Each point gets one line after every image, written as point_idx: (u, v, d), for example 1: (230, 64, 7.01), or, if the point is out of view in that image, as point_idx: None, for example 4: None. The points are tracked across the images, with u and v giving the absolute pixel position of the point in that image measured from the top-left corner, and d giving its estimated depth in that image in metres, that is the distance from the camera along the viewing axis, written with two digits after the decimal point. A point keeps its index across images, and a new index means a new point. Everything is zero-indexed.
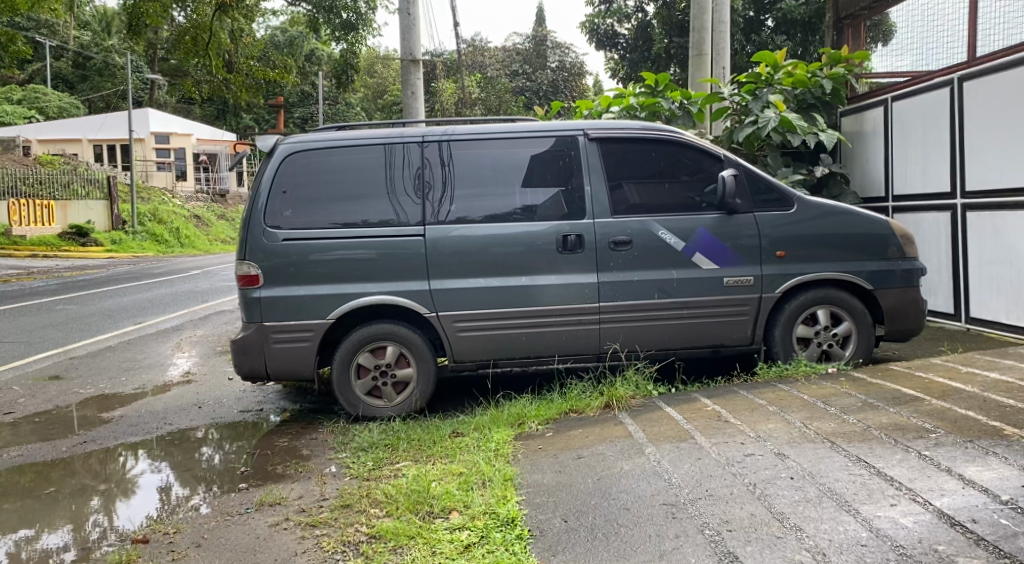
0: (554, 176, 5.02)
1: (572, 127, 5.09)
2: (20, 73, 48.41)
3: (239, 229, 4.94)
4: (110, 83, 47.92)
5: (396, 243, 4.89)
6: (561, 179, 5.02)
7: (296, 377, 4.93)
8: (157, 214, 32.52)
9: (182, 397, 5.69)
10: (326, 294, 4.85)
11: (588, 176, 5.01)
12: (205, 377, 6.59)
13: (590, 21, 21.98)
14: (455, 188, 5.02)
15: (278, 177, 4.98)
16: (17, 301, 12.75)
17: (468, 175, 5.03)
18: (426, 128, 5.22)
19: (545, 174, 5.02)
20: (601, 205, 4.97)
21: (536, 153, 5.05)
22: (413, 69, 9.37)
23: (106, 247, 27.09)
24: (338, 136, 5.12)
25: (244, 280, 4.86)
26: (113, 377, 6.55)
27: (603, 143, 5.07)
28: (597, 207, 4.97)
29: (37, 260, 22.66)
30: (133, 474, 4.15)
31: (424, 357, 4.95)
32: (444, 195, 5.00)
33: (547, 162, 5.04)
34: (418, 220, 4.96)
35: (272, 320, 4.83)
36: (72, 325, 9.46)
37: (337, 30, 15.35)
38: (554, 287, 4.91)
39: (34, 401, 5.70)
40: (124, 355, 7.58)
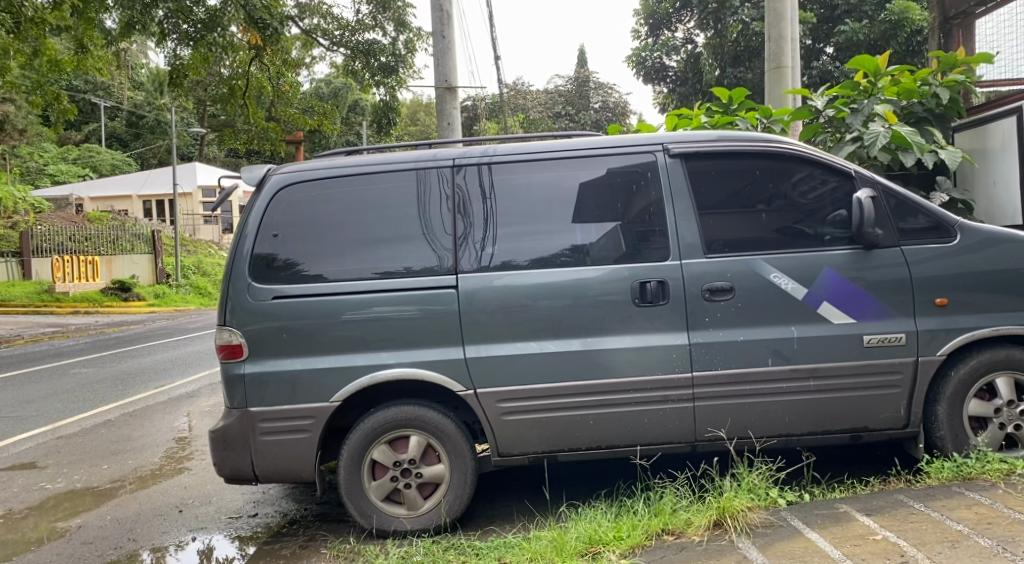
0: (608, 205, 3.83)
1: (632, 140, 3.88)
2: (77, 134, 50.04)
3: (220, 285, 3.88)
4: (162, 139, 49.22)
5: (404, 298, 3.76)
6: (615, 209, 3.82)
7: (290, 479, 3.78)
8: (201, 266, 32.87)
9: (161, 500, 4.61)
10: (330, 369, 3.73)
11: (653, 204, 3.81)
12: (201, 459, 5.55)
13: (636, 55, 20.94)
14: (487, 225, 3.87)
15: (267, 216, 3.91)
16: (39, 364, 12.12)
17: (501, 208, 3.88)
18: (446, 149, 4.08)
19: (590, 205, 3.83)
20: (678, 239, 3.75)
21: (580, 179, 3.86)
22: (448, 97, 8.32)
23: (148, 301, 26.95)
24: (339, 162, 4.02)
25: (225, 352, 3.79)
26: (93, 465, 5.52)
27: (676, 159, 3.85)
28: (669, 243, 3.75)
29: (78, 316, 22.59)
30: (183, 554, 3.77)
31: (458, 449, 3.76)
32: (476, 233, 3.86)
33: (597, 188, 3.84)
34: (440, 267, 3.81)
35: (260, 405, 3.74)
36: (76, 395, 8.60)
37: (377, 74, 14.65)
38: (629, 353, 3.68)
39: None
40: (119, 433, 6.62)
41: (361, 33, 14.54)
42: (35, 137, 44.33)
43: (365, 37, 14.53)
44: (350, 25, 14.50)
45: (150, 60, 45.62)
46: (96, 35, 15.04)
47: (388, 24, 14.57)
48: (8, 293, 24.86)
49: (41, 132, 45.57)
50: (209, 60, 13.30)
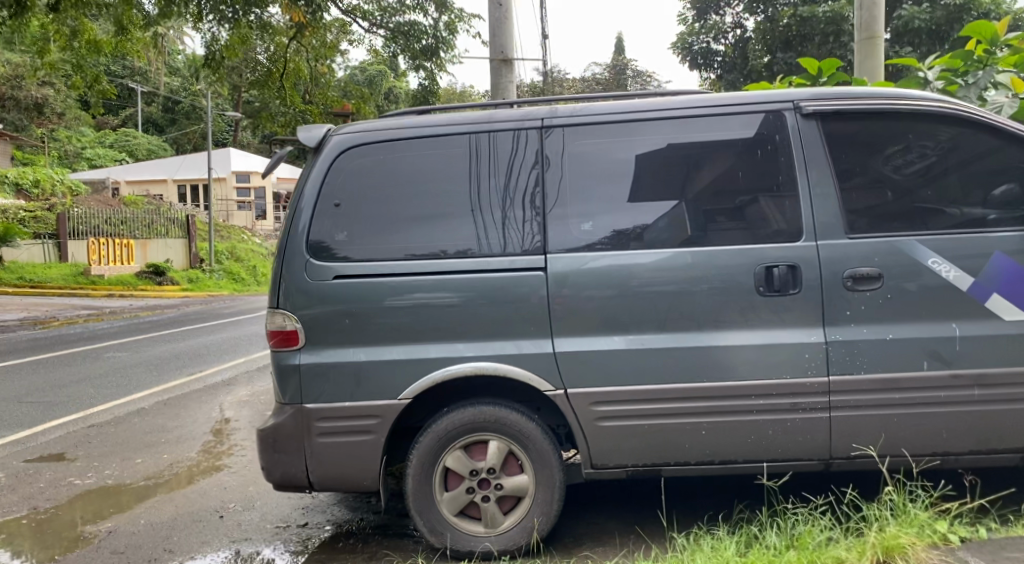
0: (667, 180, 3.25)
1: (701, 100, 3.29)
2: (115, 119, 50.56)
3: (273, 265, 3.37)
4: (197, 124, 49.78)
5: (442, 283, 3.22)
6: (675, 185, 3.24)
7: (349, 488, 3.26)
8: (236, 252, 33.37)
9: (200, 501, 4.16)
10: (398, 361, 3.21)
11: (720, 180, 3.24)
12: (241, 456, 5.09)
13: (683, 41, 20.09)
14: (533, 201, 3.31)
15: (326, 184, 3.37)
16: (74, 346, 11.98)
17: (549, 182, 3.32)
18: (492, 109, 3.51)
19: (646, 182, 3.26)
20: (761, 222, 3.18)
21: (636, 150, 3.28)
22: (505, 70, 7.75)
23: (183, 286, 27.15)
24: (408, 123, 3.45)
25: (278, 340, 3.29)
26: (127, 458, 5.11)
27: (749, 127, 3.25)
28: (745, 225, 3.19)
29: (113, 299, 22.75)
30: None
31: (546, 459, 3.21)
32: (521, 211, 3.31)
33: (656, 162, 3.26)
34: (480, 249, 3.27)
35: (318, 401, 3.23)
36: (111, 380, 8.29)
37: (417, 56, 14.18)
38: (753, 352, 3.09)
39: (12, 500, 4.31)
40: (154, 422, 6.22)
41: (400, 15, 14.03)
42: (74, 121, 44.78)
43: (407, 17, 14.03)
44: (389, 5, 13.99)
45: (187, 46, 45.68)
46: (134, 18, 14.85)
47: (430, 5, 14.04)
48: (45, 274, 24.99)
49: (80, 116, 46.09)
50: (246, 41, 12.93)
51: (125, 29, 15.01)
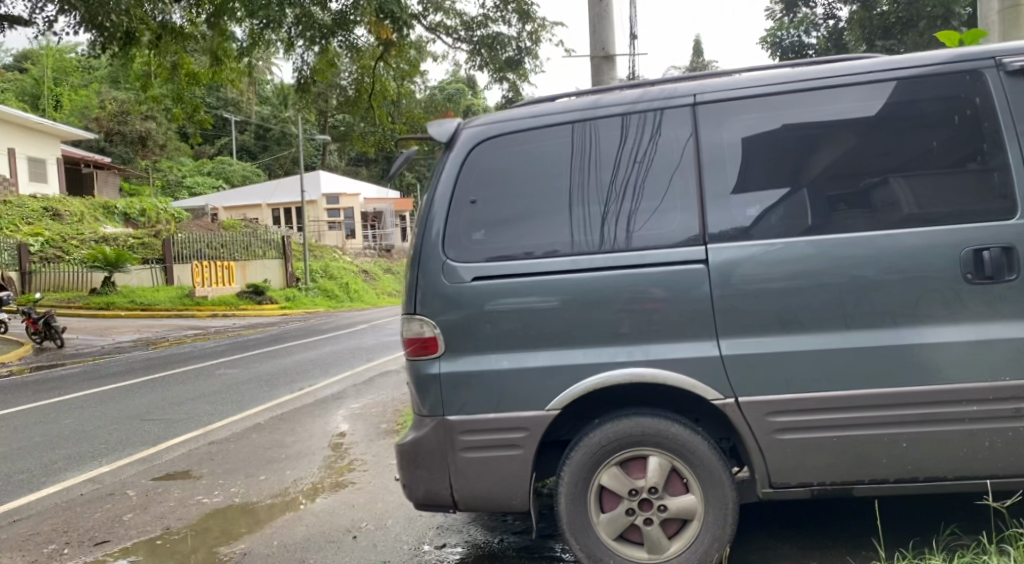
0: (769, 165, 2.93)
1: (802, 72, 2.96)
2: (212, 148, 53.23)
3: (406, 268, 3.17)
4: (288, 149, 52.04)
5: (536, 287, 2.96)
6: (786, 171, 2.92)
7: (496, 506, 3.02)
8: (329, 270, 34.38)
9: (329, 521, 4.02)
10: (545, 368, 2.93)
11: (837, 165, 2.89)
12: (362, 474, 4.97)
13: (773, 34, 19.27)
14: (629, 196, 3.01)
15: (460, 181, 3.14)
16: (187, 364, 12.45)
17: (652, 173, 3.01)
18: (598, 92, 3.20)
19: (754, 167, 2.94)
20: (891, 208, 2.82)
21: (742, 132, 2.95)
22: (607, 66, 7.43)
23: (281, 304, 28.30)
24: (545, 109, 3.16)
25: (415, 347, 3.08)
26: (250, 476, 5.07)
27: (873, 107, 2.89)
28: (869, 211, 2.83)
29: (217, 319, 23.86)
30: None
31: (716, 476, 2.87)
32: (616, 206, 3.01)
33: (764, 145, 2.94)
34: (571, 248, 2.99)
35: (461, 413, 3.01)
36: (225, 398, 8.45)
37: (501, 68, 14.11)
38: (960, 350, 2.69)
39: (144, 519, 4.29)
40: (271, 438, 6.22)
41: (484, 27, 13.98)
42: (175, 152, 47.41)
43: (490, 29, 13.99)
44: (472, 20, 14.00)
45: (274, 75, 47.61)
46: (229, 49, 15.46)
47: (513, 15, 13.93)
48: (154, 297, 26.37)
49: (180, 148, 48.76)
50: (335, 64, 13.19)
51: (221, 60, 15.60)
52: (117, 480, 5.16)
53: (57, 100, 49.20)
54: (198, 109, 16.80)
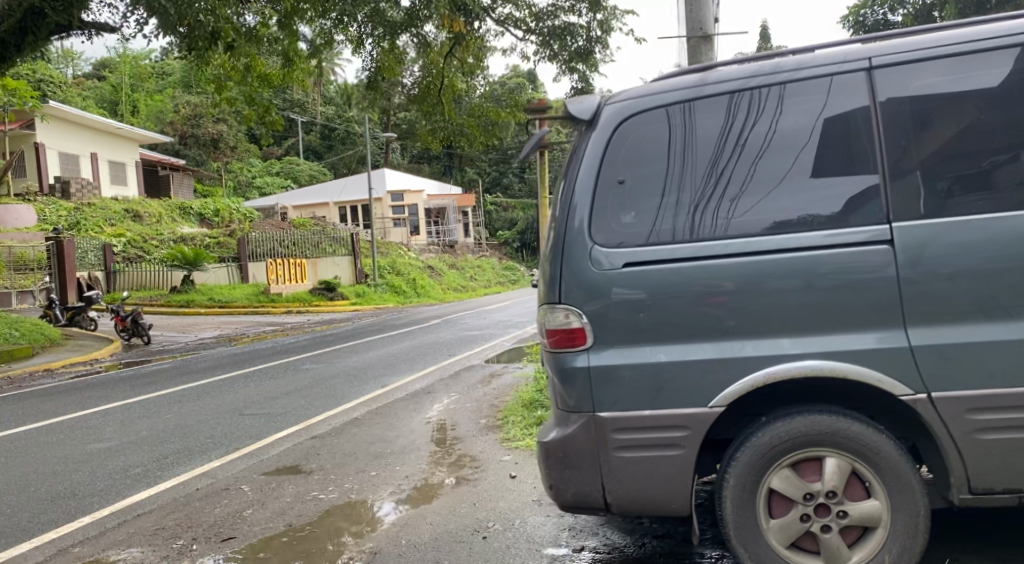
0: (855, 149, 2.75)
1: (883, 47, 2.78)
2: (279, 148, 54.64)
3: (545, 262, 2.99)
4: (352, 148, 52.99)
5: (631, 279, 2.79)
6: (879, 156, 2.73)
7: (653, 510, 2.80)
8: (396, 266, 34.82)
9: (452, 521, 3.90)
10: (708, 361, 2.71)
11: (953, 145, 2.70)
12: (473, 471, 4.87)
13: (856, 13, 18.43)
14: (718, 180, 2.83)
15: (603, 164, 2.93)
16: (272, 360, 12.73)
17: (749, 158, 2.81)
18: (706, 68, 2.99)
19: (834, 151, 2.77)
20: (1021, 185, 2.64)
21: (828, 114, 2.77)
22: (705, 46, 7.12)
23: (352, 300, 28.87)
24: (685, 81, 2.94)
25: (560, 338, 2.89)
26: (359, 473, 5.03)
27: (989, 79, 2.69)
28: (991, 193, 2.65)
29: (292, 316, 24.50)
30: None
31: (904, 482, 2.61)
32: (714, 193, 2.82)
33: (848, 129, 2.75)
34: (656, 240, 2.82)
35: (613, 410, 2.79)
36: (317, 394, 8.54)
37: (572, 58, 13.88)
38: None
39: (264, 516, 4.27)
40: (373, 435, 6.21)
41: (556, 17, 13.78)
42: (245, 154, 48.83)
43: (562, 19, 13.78)
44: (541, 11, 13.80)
45: (338, 75, 48.42)
46: (299, 49, 15.70)
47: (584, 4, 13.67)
48: (231, 294, 27.18)
49: (249, 149, 50.18)
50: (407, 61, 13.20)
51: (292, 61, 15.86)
52: (229, 474, 5.19)
53: (134, 105, 51.24)
54: (271, 110, 17.09)
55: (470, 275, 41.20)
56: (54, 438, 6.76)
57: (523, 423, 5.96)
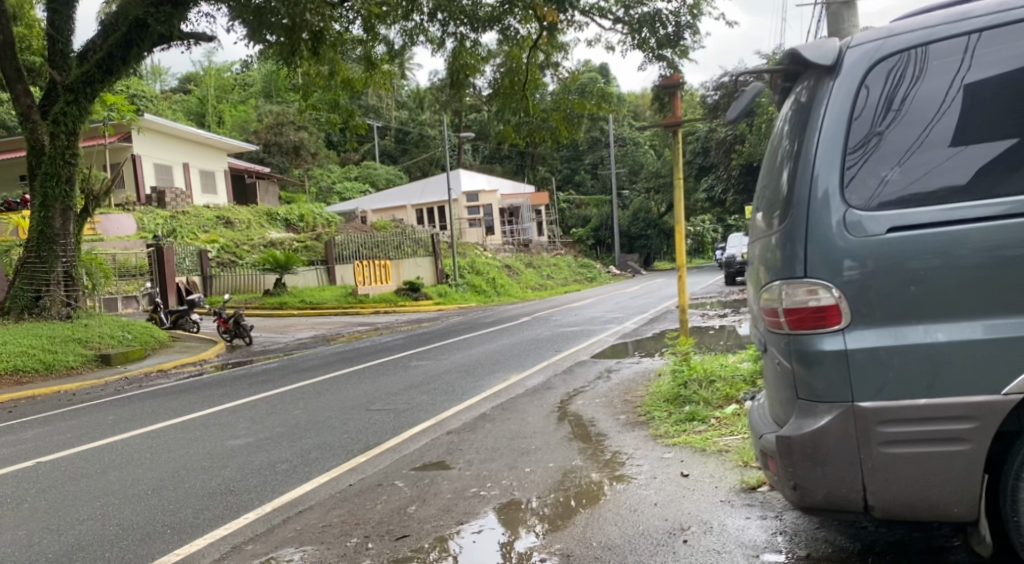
0: (996, 114, 2.53)
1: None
2: (356, 153, 55.77)
3: (780, 237, 2.71)
4: (426, 151, 53.60)
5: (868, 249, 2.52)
6: (1011, 123, 2.51)
7: (928, 512, 2.51)
8: (476, 265, 34.90)
9: (639, 519, 3.63)
10: (1001, 342, 2.40)
11: None
12: (635, 466, 4.60)
13: None
14: (864, 152, 2.60)
15: (857, 123, 2.62)
16: (375, 359, 12.80)
17: (901, 124, 2.59)
18: (871, 30, 2.78)
19: (974, 118, 2.54)
20: None
21: (976, 76, 2.54)
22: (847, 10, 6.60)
23: (435, 300, 29.07)
24: (869, 37, 2.70)
25: (805, 317, 2.60)
26: (513, 469, 4.83)
27: None
28: None
29: (380, 316, 24.83)
30: None
31: None
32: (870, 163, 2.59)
33: (988, 94, 2.53)
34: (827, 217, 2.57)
35: (877, 400, 2.49)
36: (435, 390, 8.44)
37: (661, 45, 13.78)
38: None
39: (431, 513, 4.11)
40: (510, 431, 6.02)
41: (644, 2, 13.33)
42: (324, 160, 50.02)
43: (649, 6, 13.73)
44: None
45: (412, 79, 49.04)
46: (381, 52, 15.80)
47: None
48: (321, 296, 27.77)
49: (328, 156, 51.38)
50: None
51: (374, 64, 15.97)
52: (379, 471, 5.08)
53: (220, 117, 53.37)
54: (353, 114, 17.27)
55: (548, 273, 40.95)
56: (191, 435, 6.84)
57: (671, 419, 5.52)
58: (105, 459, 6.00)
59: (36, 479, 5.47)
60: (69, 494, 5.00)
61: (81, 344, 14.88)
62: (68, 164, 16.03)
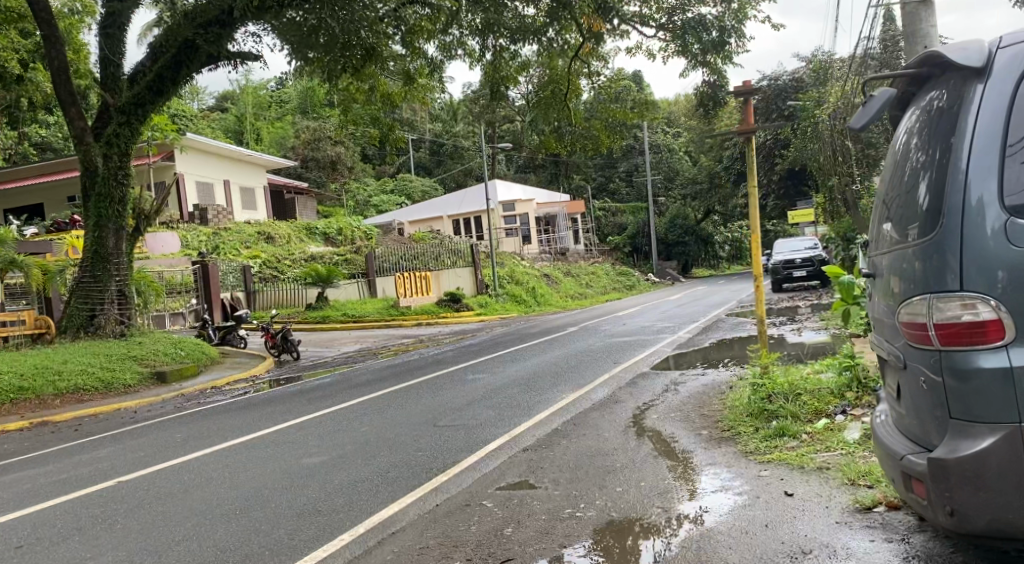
0: None
1: None
2: (391, 167, 56.32)
3: (928, 251, 2.69)
4: (460, 163, 53.89)
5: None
6: None
7: None
8: (515, 276, 34.86)
9: (752, 541, 3.53)
10: None
11: None
12: (729, 484, 4.49)
13: None
14: (1006, 153, 2.58)
15: (1009, 132, 2.59)
16: (429, 372, 12.83)
17: None
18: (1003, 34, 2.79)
19: None
20: None
21: None
22: (924, 10, 6.40)
23: (476, 310, 29.12)
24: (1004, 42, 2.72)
25: (962, 334, 2.56)
26: (604, 487, 4.76)
27: None
28: None
29: (422, 328, 24.95)
30: None
31: None
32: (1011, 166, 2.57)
33: None
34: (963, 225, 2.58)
35: None
36: (501, 404, 8.40)
37: (705, 51, 13.68)
38: None
39: (530, 535, 4.06)
40: (588, 447, 5.95)
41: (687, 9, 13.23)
42: (360, 174, 50.60)
43: (692, 12, 13.62)
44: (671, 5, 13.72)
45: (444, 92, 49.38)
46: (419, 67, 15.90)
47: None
48: (363, 309, 28.00)
49: (364, 170, 51.97)
50: None
51: None
52: (464, 491, 5.05)
53: (258, 134, 54.32)
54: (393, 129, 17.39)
55: (586, 282, 40.77)
56: (267, 452, 6.90)
57: (758, 435, 5.40)
58: (185, 477, 6.06)
59: (124, 498, 5.54)
60: (160, 513, 5.05)
61: (138, 361, 15.14)
62: (121, 185, 16.39)
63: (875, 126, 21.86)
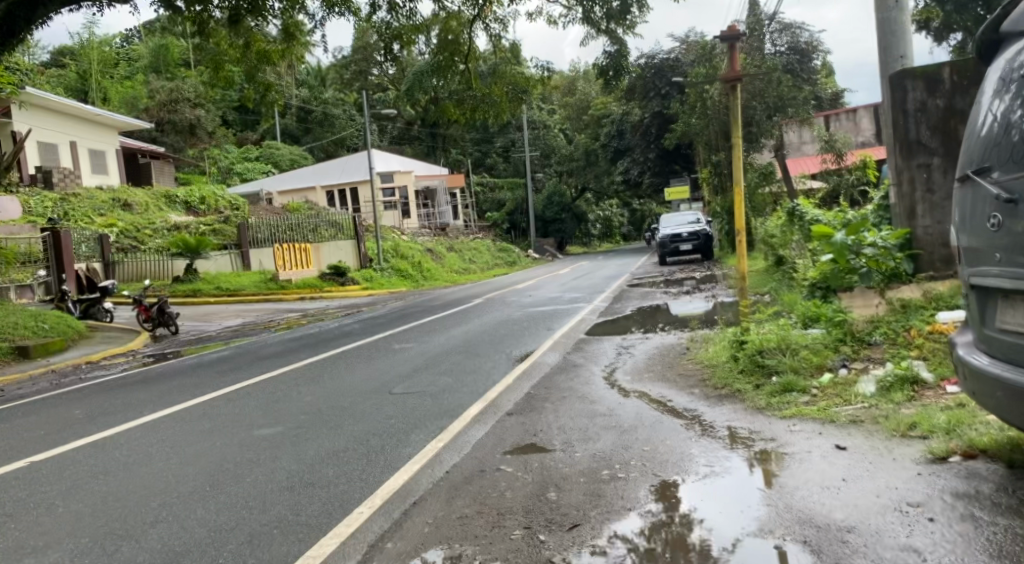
0: None
1: None
2: (256, 135, 52.86)
3: None
4: (331, 133, 51.47)
5: None
6: None
7: None
8: (399, 249, 33.79)
9: (839, 493, 3.33)
10: None
11: None
12: (764, 438, 4.31)
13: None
14: None
15: None
16: (340, 344, 11.96)
17: None
18: None
19: None
20: None
21: None
22: None
23: (363, 284, 28.00)
24: None
25: None
26: (629, 446, 4.45)
27: None
28: None
29: (307, 302, 23.56)
30: None
31: None
32: None
33: None
34: None
35: None
36: (450, 370, 7.87)
37: (608, 19, 13.47)
38: None
39: (580, 497, 3.67)
40: (578, 409, 5.61)
41: None
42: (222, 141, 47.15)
43: None
44: None
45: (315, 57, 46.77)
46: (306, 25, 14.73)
47: None
48: (239, 282, 26.07)
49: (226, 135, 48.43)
50: None
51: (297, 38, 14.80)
52: (472, 456, 4.57)
53: (106, 94, 49.08)
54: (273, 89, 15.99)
55: (468, 256, 40.38)
56: (206, 424, 6.02)
57: (763, 392, 5.20)
58: (120, 453, 5.14)
59: (49, 480, 4.57)
60: (108, 491, 4.21)
61: None
62: None
63: (755, 104, 22.76)
